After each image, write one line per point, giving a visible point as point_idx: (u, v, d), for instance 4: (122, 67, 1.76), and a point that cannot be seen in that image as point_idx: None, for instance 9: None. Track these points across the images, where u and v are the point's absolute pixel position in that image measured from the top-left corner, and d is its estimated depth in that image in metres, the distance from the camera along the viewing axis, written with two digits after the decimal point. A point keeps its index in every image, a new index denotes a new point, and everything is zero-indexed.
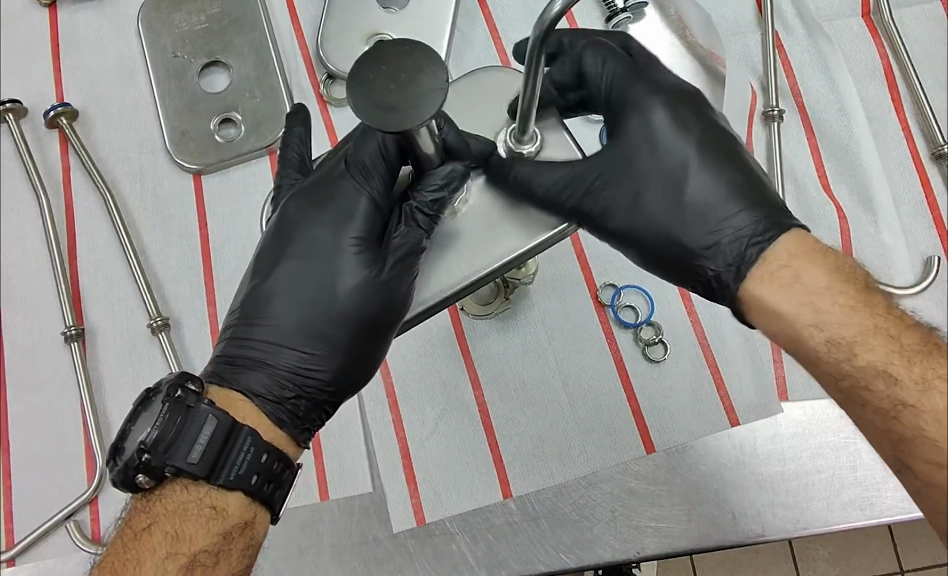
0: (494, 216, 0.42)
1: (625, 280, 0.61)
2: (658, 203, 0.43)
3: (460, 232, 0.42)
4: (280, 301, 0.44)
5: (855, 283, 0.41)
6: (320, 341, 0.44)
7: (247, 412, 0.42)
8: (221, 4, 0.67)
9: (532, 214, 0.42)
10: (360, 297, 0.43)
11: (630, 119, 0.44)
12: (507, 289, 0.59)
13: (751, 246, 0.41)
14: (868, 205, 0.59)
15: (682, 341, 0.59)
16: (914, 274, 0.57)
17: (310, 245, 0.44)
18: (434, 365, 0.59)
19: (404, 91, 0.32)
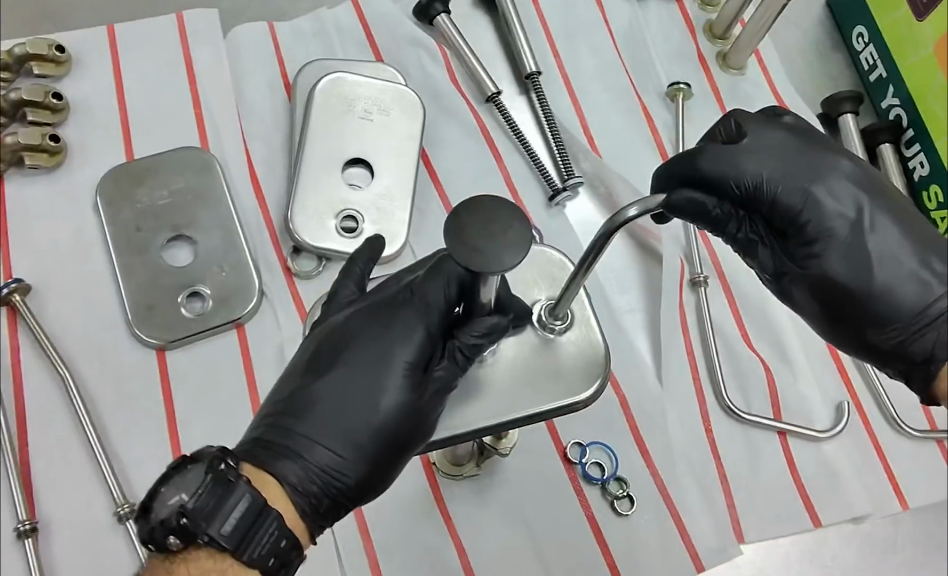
0: (514, 381, 0.45)
1: (589, 436, 0.64)
2: (845, 272, 0.42)
3: (486, 385, 0.46)
4: (326, 403, 0.44)
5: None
6: (352, 447, 0.43)
7: (284, 500, 0.42)
8: (185, 179, 0.68)
9: (562, 374, 0.46)
10: (399, 417, 0.44)
11: (805, 207, 0.42)
12: (481, 455, 0.62)
13: (925, 297, 0.41)
14: (786, 359, 0.68)
15: (646, 493, 0.63)
16: (830, 418, 0.66)
17: (363, 354, 0.44)
18: (418, 534, 0.61)
19: (491, 240, 0.38)
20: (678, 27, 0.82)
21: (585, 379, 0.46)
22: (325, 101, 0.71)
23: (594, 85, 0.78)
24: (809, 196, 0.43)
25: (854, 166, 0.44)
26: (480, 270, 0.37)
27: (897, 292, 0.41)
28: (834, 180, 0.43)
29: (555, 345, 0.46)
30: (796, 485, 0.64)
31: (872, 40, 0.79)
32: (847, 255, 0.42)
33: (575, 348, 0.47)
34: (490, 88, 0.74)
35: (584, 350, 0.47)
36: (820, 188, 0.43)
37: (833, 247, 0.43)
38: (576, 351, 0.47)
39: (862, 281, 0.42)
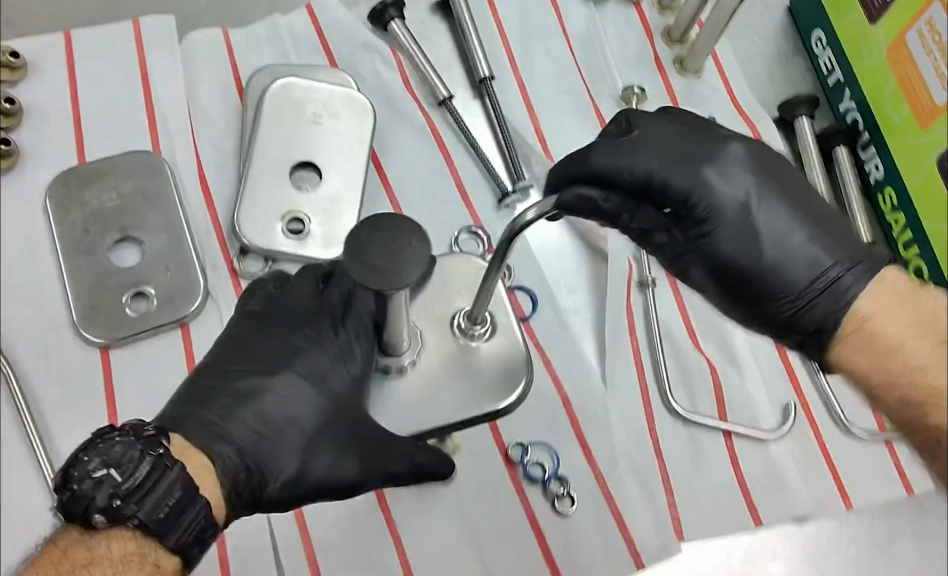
0: (440, 388, 0.49)
1: (532, 436, 0.65)
2: (736, 250, 0.43)
3: (415, 391, 0.49)
4: (265, 394, 0.44)
5: (940, 332, 0.41)
6: (283, 437, 0.44)
7: (213, 486, 0.42)
8: (133, 181, 0.69)
9: (483, 379, 0.49)
10: (333, 410, 0.45)
11: (696, 189, 0.43)
12: None
13: (821, 287, 0.42)
14: (733, 360, 0.67)
15: (587, 492, 0.63)
16: (776, 418, 0.66)
17: (305, 363, 0.46)
18: (358, 535, 0.61)
19: (392, 258, 0.38)
20: (636, 29, 0.82)
21: (505, 385, 0.49)
22: (274, 106, 0.71)
23: (548, 88, 0.78)
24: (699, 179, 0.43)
25: (745, 148, 0.44)
26: (380, 286, 0.37)
27: (787, 268, 0.42)
28: (726, 160, 0.43)
29: (474, 352, 0.50)
30: (739, 484, 0.63)
31: (829, 44, 0.78)
32: (740, 237, 0.43)
33: (497, 354, 0.50)
34: (442, 93, 0.74)
35: (504, 355, 0.50)
36: (712, 167, 0.43)
37: (728, 228, 0.43)
38: (495, 356, 0.50)
39: (755, 257, 0.43)
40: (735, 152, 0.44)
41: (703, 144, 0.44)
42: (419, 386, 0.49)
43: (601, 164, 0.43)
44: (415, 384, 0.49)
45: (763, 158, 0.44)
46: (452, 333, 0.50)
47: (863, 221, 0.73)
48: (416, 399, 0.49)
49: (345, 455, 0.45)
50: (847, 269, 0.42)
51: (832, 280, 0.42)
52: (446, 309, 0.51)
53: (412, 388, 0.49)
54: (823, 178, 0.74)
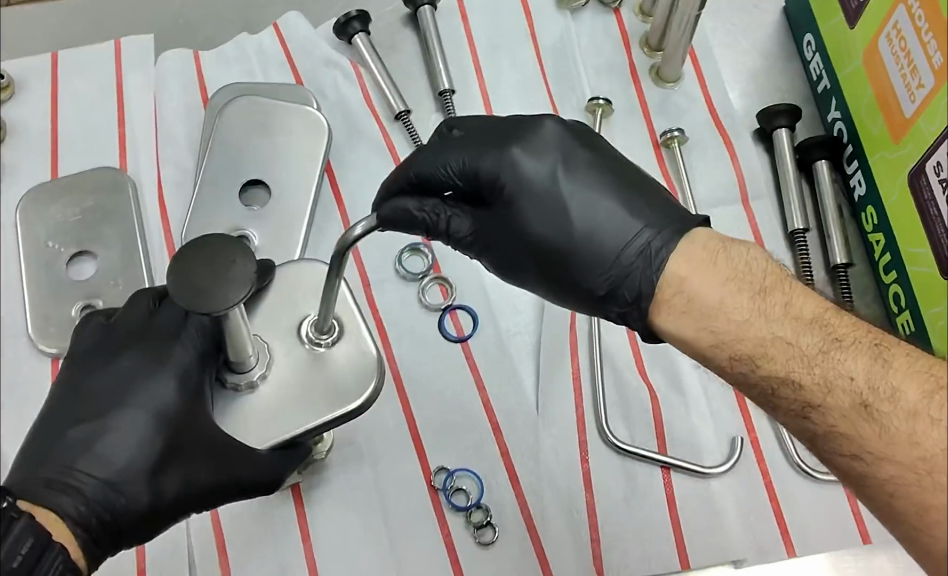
0: (293, 395, 0.49)
1: (458, 462, 0.62)
2: (545, 224, 0.46)
3: (268, 404, 0.49)
4: (109, 437, 0.47)
5: (753, 285, 0.44)
6: (132, 475, 0.46)
7: (63, 529, 0.45)
8: (95, 197, 0.72)
9: (335, 379, 0.50)
10: (180, 441, 0.48)
11: (501, 174, 0.47)
12: (302, 460, 0.60)
13: (639, 262, 0.44)
14: (679, 389, 0.64)
15: (510, 523, 0.60)
16: (722, 452, 0.62)
17: (141, 390, 0.48)
18: (272, 554, 0.60)
19: (216, 278, 0.38)
20: (611, 38, 0.78)
21: (359, 381, 0.50)
22: (235, 122, 0.73)
23: (514, 100, 0.76)
24: (507, 160, 0.47)
25: (558, 124, 0.48)
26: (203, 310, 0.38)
27: (597, 237, 0.45)
28: (534, 140, 0.47)
29: (322, 363, 0.50)
30: (672, 522, 0.60)
31: (819, 49, 0.72)
32: (550, 211, 0.46)
33: (349, 355, 0.51)
34: (399, 107, 0.74)
35: (356, 355, 0.51)
36: (521, 148, 0.47)
37: (540, 200, 0.46)
38: (345, 357, 0.50)
39: (564, 230, 0.46)
40: (547, 130, 0.48)
41: (515, 129, 0.48)
42: (264, 396, 0.49)
43: (417, 159, 0.49)
44: (266, 396, 0.49)
45: (590, 138, 0.48)
46: (300, 342, 0.50)
47: (839, 241, 0.67)
48: (273, 410, 0.49)
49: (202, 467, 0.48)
50: (654, 233, 0.45)
51: (635, 253, 0.45)
52: (288, 316, 0.51)
53: (265, 401, 0.49)
54: (798, 195, 0.69)
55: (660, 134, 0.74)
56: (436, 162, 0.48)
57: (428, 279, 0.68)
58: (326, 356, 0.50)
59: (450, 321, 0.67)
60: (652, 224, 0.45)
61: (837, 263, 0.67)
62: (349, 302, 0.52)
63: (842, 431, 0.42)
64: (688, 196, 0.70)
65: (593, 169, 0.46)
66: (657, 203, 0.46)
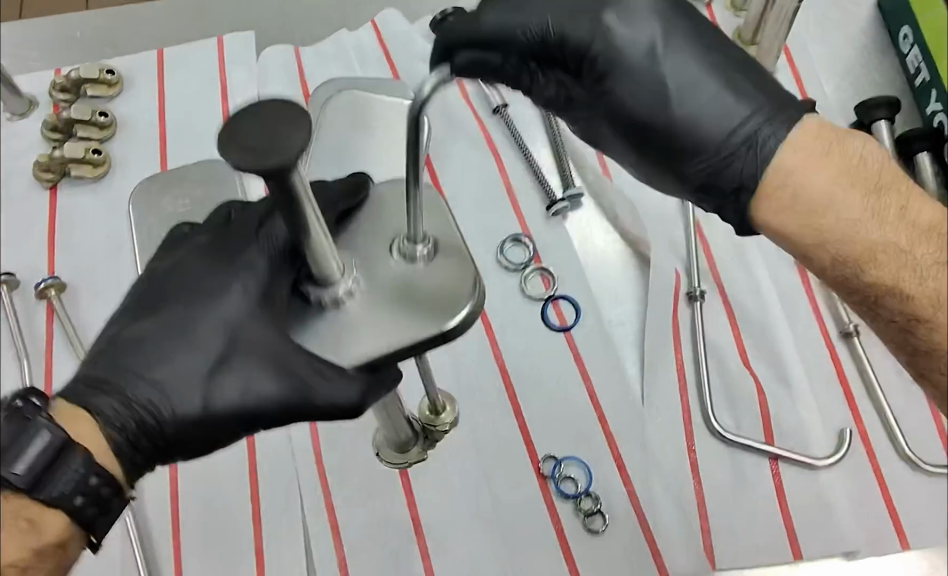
0: (375, 313, 0.37)
1: (565, 450, 0.63)
2: (639, 99, 0.41)
3: (345, 323, 0.37)
4: (157, 332, 0.38)
5: (868, 184, 0.39)
6: (178, 381, 0.37)
7: (97, 444, 0.36)
8: (203, 186, 0.74)
9: (433, 292, 0.38)
10: (244, 350, 0.37)
11: (600, 51, 0.42)
12: (425, 439, 0.63)
13: (747, 151, 0.40)
14: (784, 380, 0.64)
15: (619, 510, 0.61)
16: (831, 444, 0.63)
17: (204, 281, 0.39)
18: (385, 536, 0.62)
19: (271, 134, 0.30)
20: None
21: (453, 299, 0.37)
22: (338, 117, 0.75)
23: None
24: (598, 21, 0.42)
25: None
26: (274, 166, 0.30)
27: (702, 122, 0.40)
28: (629, 6, 0.42)
29: (415, 272, 0.38)
30: (781, 512, 0.61)
31: (916, 42, 0.73)
32: (646, 78, 0.41)
33: (448, 270, 0.38)
34: (496, 101, 0.76)
35: (454, 270, 0.38)
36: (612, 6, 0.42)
37: (630, 60, 0.41)
38: (443, 271, 0.38)
39: (662, 111, 0.41)
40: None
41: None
42: (345, 309, 0.37)
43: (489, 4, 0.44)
44: (345, 314, 0.37)
45: (694, 18, 0.43)
46: (389, 256, 0.39)
47: None
48: (345, 330, 0.37)
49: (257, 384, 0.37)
50: (764, 121, 0.40)
51: (740, 165, 0.40)
52: (381, 228, 0.40)
53: (341, 316, 0.37)
54: None
55: None
56: (510, 26, 0.43)
57: (530, 270, 0.70)
58: (421, 271, 0.38)
59: (552, 311, 0.68)
60: (745, 118, 0.40)
61: None
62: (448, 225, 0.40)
63: (910, 295, 0.39)
64: None
65: (691, 45, 0.41)
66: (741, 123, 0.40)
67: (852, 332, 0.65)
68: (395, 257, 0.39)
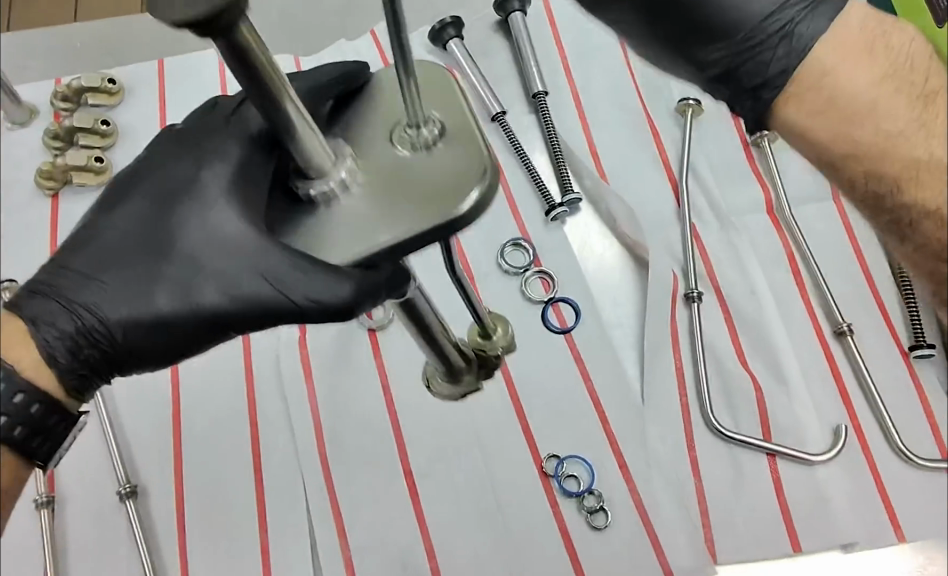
0: (372, 203, 0.35)
1: (568, 450, 0.64)
2: None
3: (338, 217, 0.35)
4: (108, 237, 0.36)
5: (914, 89, 0.38)
6: (131, 284, 0.35)
7: (27, 358, 0.35)
8: None
9: (433, 179, 0.34)
10: (198, 246, 0.35)
11: None
12: (482, 365, 0.67)
13: (777, 29, 0.39)
14: (781, 379, 0.66)
15: (622, 508, 0.62)
16: (827, 441, 0.64)
17: (163, 174, 0.37)
18: (391, 535, 0.62)
19: None
20: None
21: (456, 177, 0.34)
22: None
23: (604, 102, 0.78)
24: None
25: None
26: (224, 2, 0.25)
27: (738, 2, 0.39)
28: None
29: (414, 161, 0.35)
30: (780, 506, 0.62)
31: None
32: None
33: (453, 148, 0.35)
34: (495, 108, 0.76)
35: (463, 147, 0.35)
36: None
37: None
38: (445, 155, 0.35)
39: None
40: None
41: None
42: (339, 204, 0.35)
43: None
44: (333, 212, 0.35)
45: None
46: (389, 144, 0.36)
47: None
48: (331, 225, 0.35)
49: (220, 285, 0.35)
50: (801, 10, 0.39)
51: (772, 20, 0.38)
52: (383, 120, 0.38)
53: (331, 208, 0.35)
54: None
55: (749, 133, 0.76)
56: None
57: (530, 273, 0.71)
58: (426, 156, 0.35)
59: (553, 313, 0.69)
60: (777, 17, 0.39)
61: None
62: (451, 92, 0.37)
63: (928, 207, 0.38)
64: (781, 193, 0.72)
65: None
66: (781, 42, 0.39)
67: (846, 330, 0.66)
68: (394, 147, 0.36)
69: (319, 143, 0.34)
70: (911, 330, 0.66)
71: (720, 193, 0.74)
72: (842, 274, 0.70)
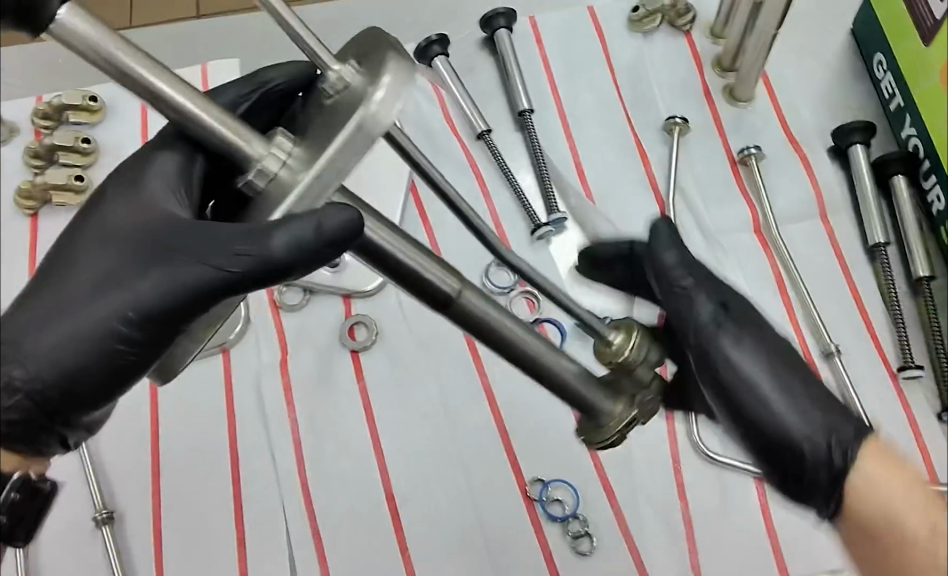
0: (303, 165, 0.33)
1: (552, 473, 0.63)
2: None
3: (280, 189, 0.34)
4: (55, 284, 0.38)
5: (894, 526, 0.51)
6: (79, 315, 0.37)
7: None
8: None
9: (348, 102, 0.32)
10: (143, 267, 0.37)
11: None
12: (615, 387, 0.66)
13: None
14: None
15: (606, 532, 0.61)
16: None
17: (100, 221, 0.39)
18: (373, 561, 0.61)
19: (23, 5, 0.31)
20: (683, 57, 0.80)
21: (359, 92, 0.32)
22: None
23: (590, 120, 0.78)
24: None
25: None
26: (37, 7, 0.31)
27: None
28: None
29: (337, 103, 0.33)
30: (767, 531, 0.61)
31: (890, 68, 0.74)
32: None
33: (365, 74, 0.32)
34: (480, 125, 0.75)
35: (373, 65, 0.32)
36: None
37: None
38: (355, 81, 0.32)
39: None
40: None
41: None
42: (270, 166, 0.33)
43: None
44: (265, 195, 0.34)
45: None
46: (325, 105, 0.34)
47: (921, 255, 0.68)
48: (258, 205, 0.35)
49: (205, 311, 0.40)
50: None
51: (814, 460, 0.50)
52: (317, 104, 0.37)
53: (271, 187, 0.34)
54: (878, 210, 0.70)
55: (737, 151, 0.75)
56: None
57: (514, 293, 0.71)
58: (347, 89, 0.32)
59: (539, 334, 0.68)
60: (815, 429, 0.50)
61: (921, 276, 0.67)
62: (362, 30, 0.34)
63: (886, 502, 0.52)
64: (768, 212, 0.72)
65: None
66: (810, 380, 0.52)
67: (834, 352, 0.65)
68: (322, 110, 0.35)
69: (232, 126, 0.34)
70: (900, 350, 0.66)
71: (706, 212, 0.73)
72: (829, 293, 0.69)
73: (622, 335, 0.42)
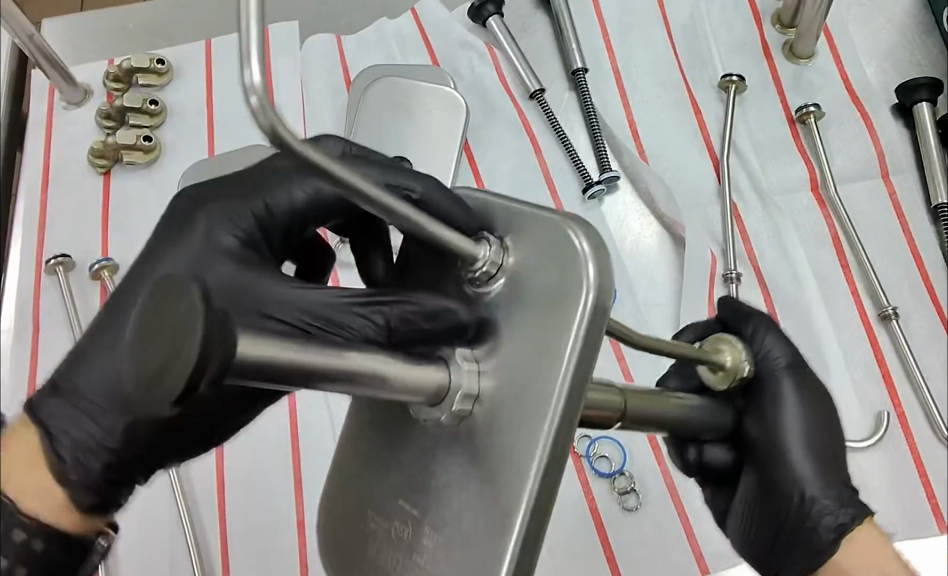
0: (511, 379, 0.31)
1: (599, 430, 0.65)
2: None
3: (496, 408, 0.31)
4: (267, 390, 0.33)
5: (893, 550, 0.42)
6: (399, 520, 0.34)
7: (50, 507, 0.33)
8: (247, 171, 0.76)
9: (547, 291, 0.30)
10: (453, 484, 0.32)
11: None
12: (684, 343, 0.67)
13: None
14: (821, 361, 0.65)
15: (652, 488, 0.62)
16: (868, 428, 0.63)
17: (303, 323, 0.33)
18: None
19: (168, 344, 0.26)
20: (742, 13, 0.78)
21: (568, 276, 0.30)
22: (374, 102, 0.76)
23: (644, 78, 0.77)
24: None
25: None
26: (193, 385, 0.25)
27: None
28: None
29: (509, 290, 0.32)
30: None
31: None
32: None
33: (526, 243, 0.32)
34: (533, 86, 0.76)
35: (528, 232, 0.32)
36: None
37: None
38: (532, 264, 0.31)
39: None
40: None
41: None
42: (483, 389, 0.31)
43: None
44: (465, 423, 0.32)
45: None
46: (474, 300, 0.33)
47: None
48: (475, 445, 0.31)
49: (418, 527, 0.33)
50: None
51: (818, 507, 0.43)
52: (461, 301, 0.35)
53: (482, 408, 0.31)
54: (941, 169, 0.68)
55: (795, 110, 0.74)
56: None
57: None
58: (512, 278, 0.32)
59: None
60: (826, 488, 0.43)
61: None
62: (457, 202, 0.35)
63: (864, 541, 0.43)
64: (826, 170, 0.70)
65: None
66: (836, 431, 0.45)
67: (891, 314, 0.64)
68: (478, 304, 0.33)
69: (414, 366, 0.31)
70: None
71: (762, 170, 0.73)
72: (887, 255, 0.68)
73: (729, 353, 0.44)
